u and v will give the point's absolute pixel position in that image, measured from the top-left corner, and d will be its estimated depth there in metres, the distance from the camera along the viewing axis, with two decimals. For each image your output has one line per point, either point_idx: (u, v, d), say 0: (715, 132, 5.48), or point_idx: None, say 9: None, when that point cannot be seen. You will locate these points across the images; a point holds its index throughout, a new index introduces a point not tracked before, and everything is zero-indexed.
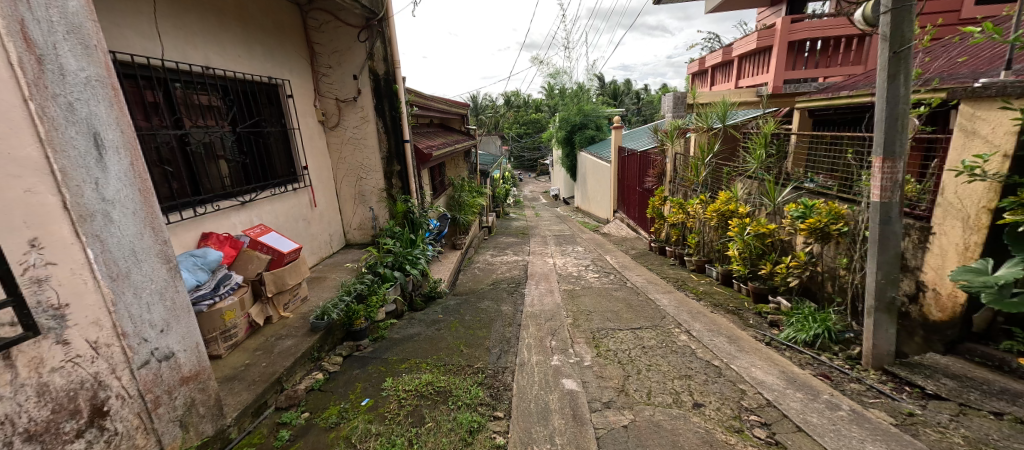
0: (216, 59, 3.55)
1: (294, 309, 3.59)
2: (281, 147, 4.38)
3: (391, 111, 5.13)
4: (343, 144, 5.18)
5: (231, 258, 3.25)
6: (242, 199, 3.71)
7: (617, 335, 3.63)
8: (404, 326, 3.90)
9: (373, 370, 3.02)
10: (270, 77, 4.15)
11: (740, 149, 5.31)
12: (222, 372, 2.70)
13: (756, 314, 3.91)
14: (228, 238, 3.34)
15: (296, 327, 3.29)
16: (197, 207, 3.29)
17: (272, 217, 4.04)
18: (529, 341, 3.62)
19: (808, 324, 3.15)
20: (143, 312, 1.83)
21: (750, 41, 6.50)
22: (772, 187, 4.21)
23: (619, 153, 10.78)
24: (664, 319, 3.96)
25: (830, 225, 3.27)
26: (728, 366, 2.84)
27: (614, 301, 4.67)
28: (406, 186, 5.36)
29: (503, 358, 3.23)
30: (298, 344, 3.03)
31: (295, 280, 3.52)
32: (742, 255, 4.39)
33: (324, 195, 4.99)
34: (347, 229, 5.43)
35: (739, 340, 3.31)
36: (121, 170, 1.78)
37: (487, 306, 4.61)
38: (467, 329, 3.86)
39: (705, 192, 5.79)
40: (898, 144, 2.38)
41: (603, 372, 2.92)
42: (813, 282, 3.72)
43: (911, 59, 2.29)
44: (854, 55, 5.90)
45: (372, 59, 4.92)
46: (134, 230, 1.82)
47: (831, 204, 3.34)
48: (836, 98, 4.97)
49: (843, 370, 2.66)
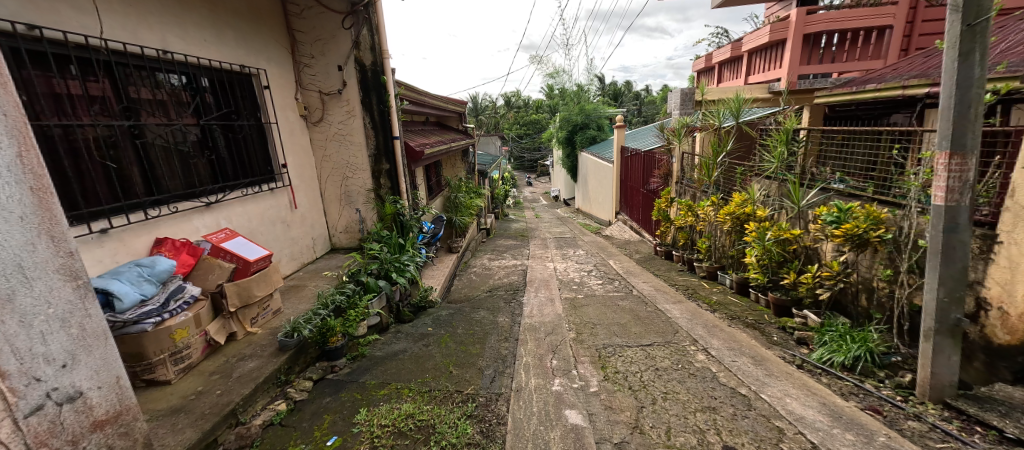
0: (176, 42, 3.15)
1: (263, 324, 3.20)
2: (258, 143, 3.99)
3: (379, 105, 4.73)
4: (328, 140, 4.79)
5: (189, 267, 2.86)
6: (207, 200, 3.31)
7: (626, 354, 3.23)
8: (389, 341, 3.51)
9: (347, 398, 2.63)
10: (243, 66, 3.75)
11: (757, 147, 4.91)
12: (167, 403, 2.32)
13: (780, 329, 3.51)
14: (185, 245, 2.95)
15: (263, 346, 2.91)
16: (150, 208, 2.90)
17: (244, 220, 3.65)
18: (527, 359, 3.22)
19: (845, 345, 2.78)
20: (34, 344, 1.46)
21: (761, 35, 6.12)
22: (796, 188, 3.80)
23: (621, 153, 10.41)
24: (678, 334, 3.56)
25: (870, 231, 2.88)
26: (758, 396, 2.45)
27: (620, 312, 4.27)
28: (397, 187, 4.97)
29: (497, 382, 2.84)
30: (261, 367, 2.64)
31: (264, 291, 3.13)
32: (761, 262, 3.99)
33: (306, 196, 4.60)
34: (332, 232, 5.04)
35: (766, 361, 2.92)
36: (3, 164, 1.42)
37: (482, 317, 4.21)
38: (459, 345, 3.46)
39: (717, 194, 5.39)
40: (969, 136, 1.99)
41: (613, 402, 2.52)
42: (844, 295, 3.32)
43: (989, 33, 1.92)
44: (874, 48, 5.50)
45: (358, 49, 4.55)
46: (22, 241, 1.45)
47: (869, 207, 2.95)
48: (863, 92, 4.55)
49: (896, 403, 2.28)
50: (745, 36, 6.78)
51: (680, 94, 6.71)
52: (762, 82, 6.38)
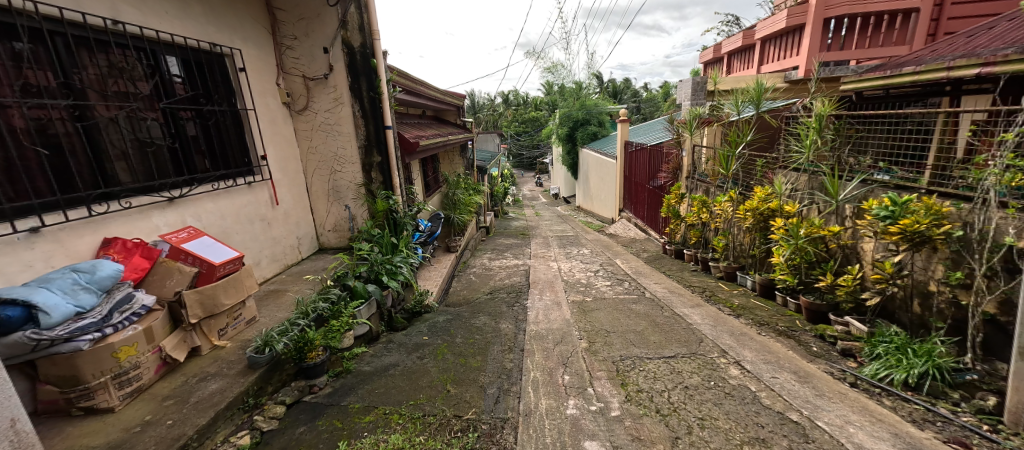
0: (129, 11, 2.73)
1: (235, 335, 2.80)
2: (233, 131, 3.58)
3: (369, 91, 4.27)
4: (313, 130, 4.38)
5: (142, 271, 2.46)
6: (170, 194, 2.91)
7: (648, 368, 2.83)
8: (378, 353, 3.10)
9: (324, 428, 2.24)
10: (213, 44, 3.33)
11: (782, 137, 4.56)
12: (104, 437, 1.94)
13: (818, 338, 3.13)
14: (138, 245, 2.54)
15: (230, 363, 2.51)
16: (95, 204, 2.49)
17: (215, 217, 3.24)
18: (535, 374, 2.83)
19: (906, 359, 2.43)
20: None
21: (778, 21, 5.72)
22: (833, 180, 3.38)
23: (625, 148, 9.99)
24: (703, 344, 3.16)
25: (933, 228, 2.50)
26: (814, 423, 2.12)
27: (634, 318, 3.86)
28: (389, 181, 4.55)
29: (501, 404, 2.47)
30: (225, 390, 2.27)
31: (232, 299, 2.72)
32: (791, 263, 3.60)
33: (289, 191, 4.18)
34: (320, 231, 4.64)
35: (812, 377, 2.54)
36: None
37: (483, 324, 3.82)
38: (457, 357, 3.06)
39: (735, 188, 4.96)
40: None
41: (641, 432, 2.17)
42: (893, 300, 2.94)
43: None
44: (898, 34, 5.04)
45: (346, 29, 4.11)
46: None
47: (929, 200, 2.58)
48: (900, 76, 4.10)
49: (988, 436, 1.96)
50: (759, 24, 6.39)
51: (692, 84, 6.24)
52: (778, 71, 5.97)
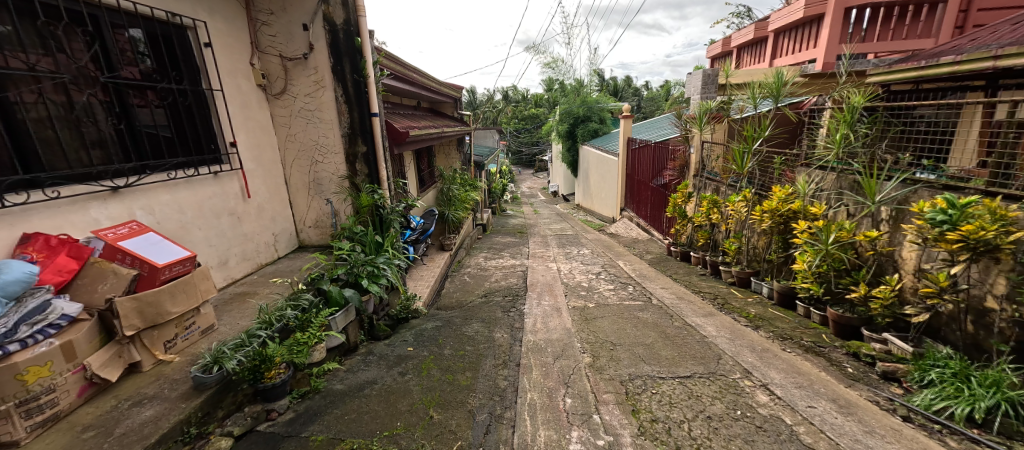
0: None
1: (187, 347, 2.41)
2: (198, 114, 3.17)
3: (353, 74, 3.87)
4: (292, 117, 3.98)
5: (67, 274, 2.08)
6: (113, 184, 2.54)
7: (661, 391, 2.46)
8: (354, 369, 2.73)
9: None
10: (171, 14, 2.91)
11: (805, 133, 4.18)
12: None
13: (851, 356, 2.76)
14: (64, 243, 2.17)
15: (173, 383, 2.12)
16: (9, 194, 2.13)
17: (172, 211, 2.85)
18: (531, 396, 2.47)
19: (967, 389, 2.08)
20: None
21: (794, 11, 5.32)
22: (870, 180, 2.99)
23: (627, 145, 9.59)
24: (722, 361, 2.80)
25: (1001, 237, 2.15)
26: None
27: (641, 328, 3.49)
28: (375, 174, 4.14)
29: (491, 436, 2.11)
30: (160, 418, 1.89)
31: (180, 307, 2.32)
32: (818, 271, 3.22)
33: (264, 182, 3.78)
34: (299, 227, 4.25)
35: (856, 408, 2.19)
36: None
37: (475, 332, 3.45)
38: (444, 373, 2.69)
39: (750, 188, 4.58)
40: None
41: None
42: (942, 317, 2.57)
43: None
44: (923, 26, 4.65)
45: (327, 3, 3.70)
46: None
47: (990, 202, 2.24)
48: (935, 67, 3.72)
49: None
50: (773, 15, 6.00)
51: (702, 76, 5.77)
52: (793, 65, 5.59)
